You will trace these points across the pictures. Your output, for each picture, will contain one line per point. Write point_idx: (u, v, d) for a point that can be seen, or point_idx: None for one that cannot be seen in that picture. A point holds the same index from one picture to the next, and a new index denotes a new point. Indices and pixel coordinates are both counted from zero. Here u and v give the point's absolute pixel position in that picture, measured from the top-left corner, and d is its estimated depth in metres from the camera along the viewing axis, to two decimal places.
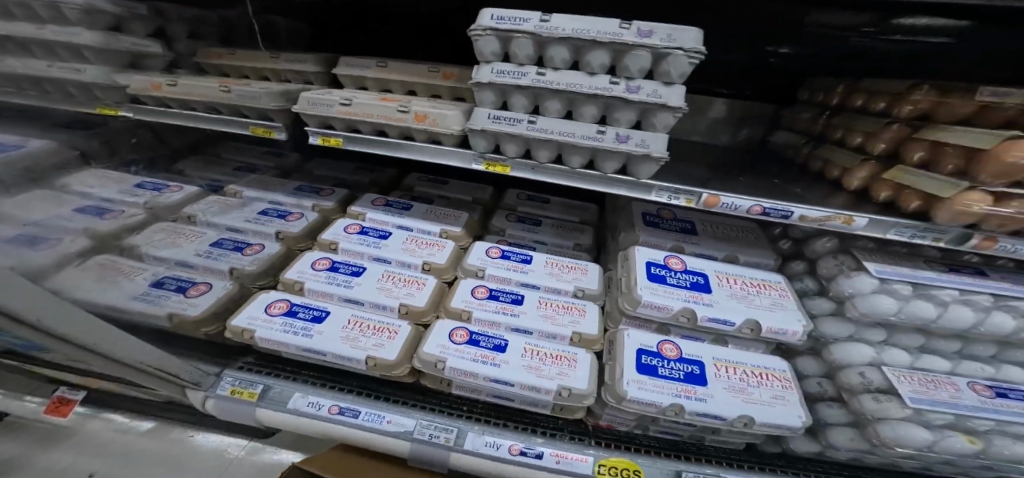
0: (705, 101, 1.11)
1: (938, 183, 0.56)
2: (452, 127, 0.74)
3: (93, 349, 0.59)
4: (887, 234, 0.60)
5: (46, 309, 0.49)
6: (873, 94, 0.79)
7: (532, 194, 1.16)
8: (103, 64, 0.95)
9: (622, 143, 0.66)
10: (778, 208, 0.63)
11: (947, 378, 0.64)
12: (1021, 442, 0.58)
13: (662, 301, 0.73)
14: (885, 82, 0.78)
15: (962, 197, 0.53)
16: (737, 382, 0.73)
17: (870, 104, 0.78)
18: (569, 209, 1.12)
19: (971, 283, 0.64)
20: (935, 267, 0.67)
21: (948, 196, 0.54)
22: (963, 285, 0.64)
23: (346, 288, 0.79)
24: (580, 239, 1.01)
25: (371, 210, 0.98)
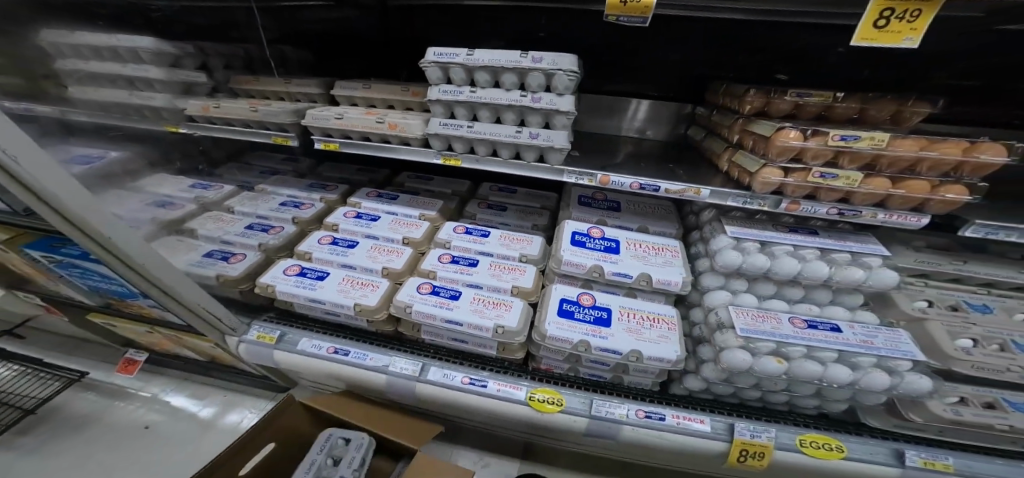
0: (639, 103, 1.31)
1: (752, 162, 0.76)
2: (415, 132, 0.99)
3: (164, 287, 0.87)
4: (728, 202, 0.77)
5: (142, 253, 0.80)
6: (731, 97, 0.95)
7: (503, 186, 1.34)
8: (167, 93, 1.27)
9: (534, 139, 0.88)
10: (649, 184, 0.82)
11: (775, 314, 0.77)
12: (824, 365, 0.71)
13: (578, 259, 0.86)
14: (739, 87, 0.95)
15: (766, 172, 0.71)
16: (634, 325, 0.88)
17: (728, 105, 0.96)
18: (533, 197, 1.29)
19: (802, 240, 0.78)
20: (777, 228, 0.81)
21: (755, 172, 0.72)
22: (796, 241, 0.77)
23: (341, 255, 1.05)
24: (537, 220, 1.18)
25: (366, 199, 1.23)
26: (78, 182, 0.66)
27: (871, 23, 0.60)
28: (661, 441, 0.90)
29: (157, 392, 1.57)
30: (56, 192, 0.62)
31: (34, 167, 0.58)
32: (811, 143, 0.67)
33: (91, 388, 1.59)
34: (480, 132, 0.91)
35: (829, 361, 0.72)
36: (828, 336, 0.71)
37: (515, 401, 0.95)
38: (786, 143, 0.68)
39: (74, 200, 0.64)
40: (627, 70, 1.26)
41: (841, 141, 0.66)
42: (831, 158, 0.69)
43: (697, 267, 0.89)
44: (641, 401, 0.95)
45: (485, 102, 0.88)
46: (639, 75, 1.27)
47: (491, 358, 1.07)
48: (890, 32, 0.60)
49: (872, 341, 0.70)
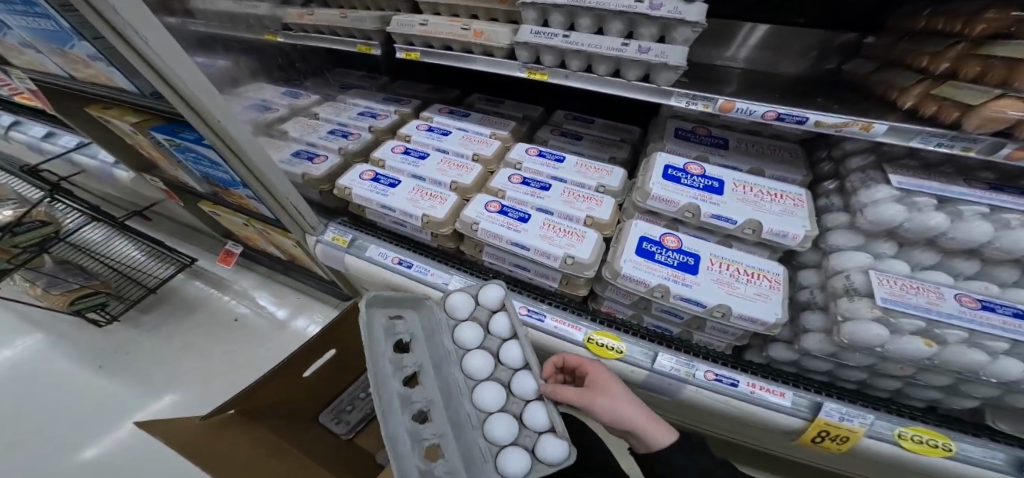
0: (771, 31, 1.05)
1: (977, 93, 0.56)
2: (501, 41, 0.90)
3: (269, 184, 0.93)
4: (910, 142, 0.60)
5: (254, 150, 0.84)
6: (955, 16, 0.71)
7: (579, 114, 1.22)
8: (269, 3, 1.28)
9: (643, 54, 0.73)
10: (792, 114, 0.65)
11: (936, 288, 0.64)
12: (990, 354, 0.59)
13: (671, 195, 0.75)
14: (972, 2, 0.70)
15: (996, 104, 0.51)
16: (726, 276, 0.77)
17: (948, 26, 0.71)
18: (612, 129, 1.15)
19: (1007, 201, 0.60)
20: (971, 184, 0.62)
21: (980, 103, 0.53)
22: (995, 202, 0.60)
23: (412, 166, 1.03)
24: (616, 153, 1.06)
25: (439, 115, 1.19)
26: (201, 70, 0.66)
27: None
28: (729, 408, 0.82)
29: (248, 286, 1.79)
30: (192, 86, 0.65)
31: (162, 52, 0.59)
32: None
33: (198, 276, 1.84)
34: (576, 44, 0.78)
35: (997, 350, 0.60)
36: (1009, 323, 0.58)
37: (571, 340, 0.91)
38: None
39: (206, 95, 0.68)
40: None
41: None
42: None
43: (825, 222, 0.77)
44: (714, 363, 0.86)
45: (591, 7, 0.75)
46: None
47: (551, 292, 1.03)
48: None
49: None
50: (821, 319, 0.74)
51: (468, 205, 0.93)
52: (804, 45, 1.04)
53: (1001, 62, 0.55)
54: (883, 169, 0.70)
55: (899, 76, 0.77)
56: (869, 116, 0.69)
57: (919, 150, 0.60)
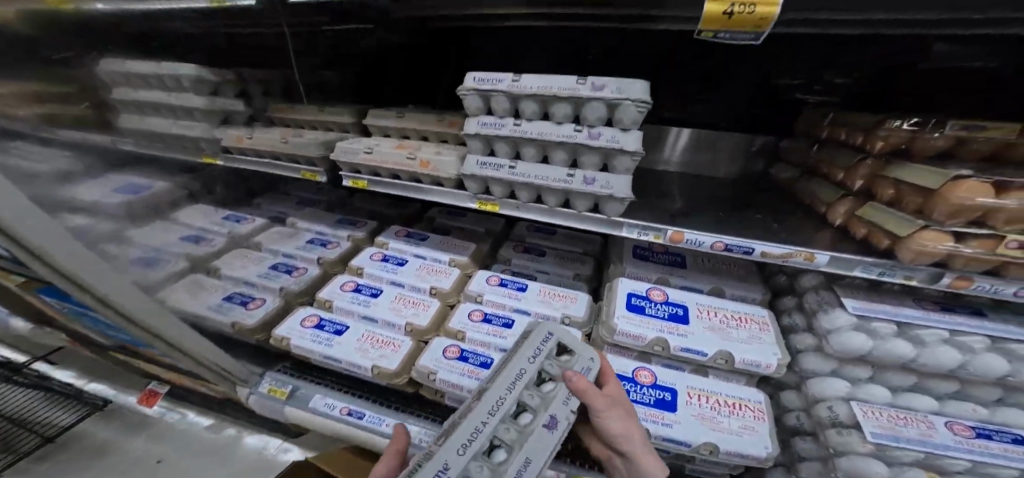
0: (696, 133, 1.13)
1: (895, 218, 0.58)
2: (450, 172, 0.84)
3: (160, 336, 0.77)
4: (855, 271, 0.60)
5: (136, 302, 0.69)
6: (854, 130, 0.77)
7: (540, 224, 1.21)
8: (205, 121, 1.16)
9: (589, 186, 0.73)
10: (739, 244, 0.65)
11: (924, 416, 0.61)
12: None
13: (638, 330, 0.70)
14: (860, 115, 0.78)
15: (918, 235, 0.53)
16: (708, 410, 0.71)
17: (851, 139, 0.77)
18: (574, 240, 1.15)
19: (964, 324, 0.62)
20: (922, 305, 0.65)
21: (903, 235, 0.55)
22: (952, 326, 0.61)
23: (362, 306, 0.94)
24: (579, 270, 1.03)
25: (394, 239, 1.13)
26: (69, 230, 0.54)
27: None
28: None
29: None
30: (53, 250, 0.52)
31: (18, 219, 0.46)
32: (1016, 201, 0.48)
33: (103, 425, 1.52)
34: (523, 175, 0.76)
35: None
36: (1013, 452, 0.55)
37: None
38: (964, 201, 0.49)
39: (72, 258, 0.55)
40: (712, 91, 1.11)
41: None
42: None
43: (792, 344, 0.75)
44: None
45: (532, 138, 0.73)
46: (713, 101, 1.12)
47: None
48: None
49: None
50: (815, 448, 0.70)
51: (425, 348, 0.84)
52: (737, 149, 1.11)
53: (908, 190, 0.59)
54: (835, 287, 0.72)
55: (825, 187, 0.82)
56: (816, 238, 0.69)
57: (863, 277, 0.61)
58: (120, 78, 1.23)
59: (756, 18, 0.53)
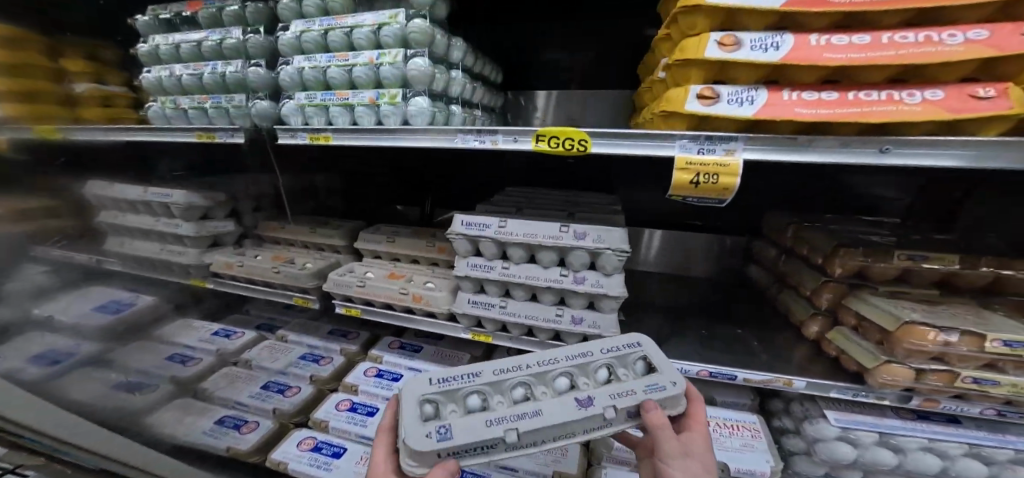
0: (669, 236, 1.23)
1: (863, 351, 0.70)
2: (440, 307, 0.90)
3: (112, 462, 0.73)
4: (831, 393, 0.71)
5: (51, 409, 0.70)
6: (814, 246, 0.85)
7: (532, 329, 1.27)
8: (196, 247, 1.13)
9: (577, 323, 0.81)
10: (722, 372, 0.73)
11: None
12: None
13: None
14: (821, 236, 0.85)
15: (885, 368, 0.66)
16: None
17: (812, 257, 0.86)
18: None
19: (943, 431, 0.70)
20: (902, 414, 0.74)
21: (872, 367, 0.67)
22: (932, 434, 0.70)
23: (358, 425, 0.96)
24: None
25: (388, 352, 1.15)
26: None
27: None
28: None
29: None
30: None
31: None
32: (959, 345, 0.62)
33: None
34: (515, 314, 0.84)
35: None
36: None
37: None
38: (918, 345, 0.63)
39: None
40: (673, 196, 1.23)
41: (1005, 346, 0.60)
42: (990, 362, 0.63)
43: (786, 447, 0.81)
44: None
45: (521, 281, 0.81)
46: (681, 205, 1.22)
47: None
48: None
49: None
50: None
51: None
52: (711, 246, 1.22)
53: (870, 324, 0.72)
54: (817, 399, 0.80)
55: (796, 300, 0.92)
56: (801, 360, 0.79)
57: (841, 397, 0.71)
58: (110, 203, 1.24)
59: (720, 186, 0.61)
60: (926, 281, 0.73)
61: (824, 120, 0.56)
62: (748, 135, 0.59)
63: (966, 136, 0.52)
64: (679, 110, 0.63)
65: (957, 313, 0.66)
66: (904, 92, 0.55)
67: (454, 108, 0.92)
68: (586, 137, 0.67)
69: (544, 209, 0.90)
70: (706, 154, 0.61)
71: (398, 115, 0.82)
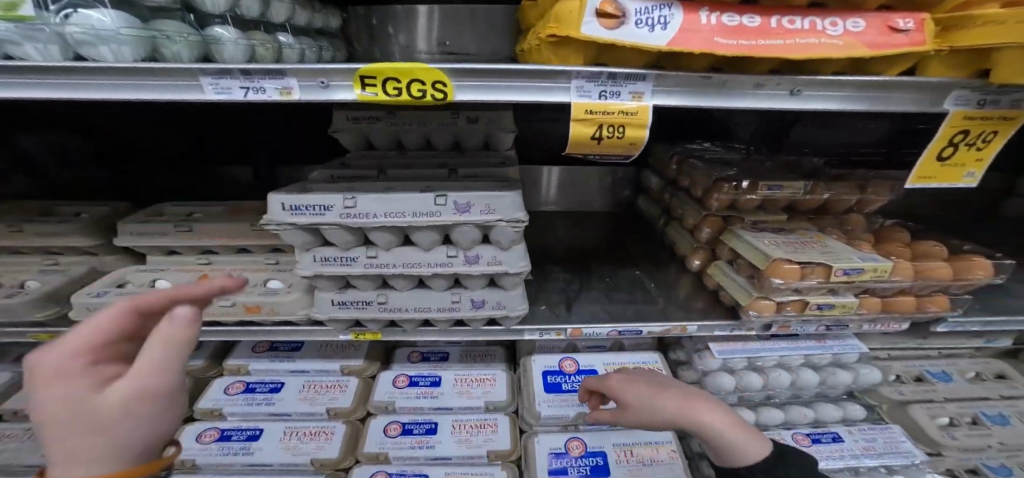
0: (570, 172, 1.13)
1: (738, 287, 0.71)
2: (295, 312, 0.70)
3: None
4: (713, 331, 0.73)
5: None
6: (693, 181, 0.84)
7: None
8: None
9: (478, 308, 0.67)
10: (630, 330, 0.71)
11: (778, 432, 0.80)
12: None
13: (559, 411, 0.83)
14: (700, 170, 0.83)
15: (752, 305, 0.67)
16: (635, 465, 0.86)
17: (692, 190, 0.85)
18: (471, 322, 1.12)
19: (806, 346, 0.82)
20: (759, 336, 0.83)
21: (744, 303, 0.68)
22: (785, 352, 0.80)
23: (244, 456, 0.78)
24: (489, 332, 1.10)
25: (252, 359, 0.93)
26: None
27: (937, 155, 0.53)
28: None
29: None
30: None
31: None
32: (813, 278, 0.64)
33: None
34: (402, 309, 0.68)
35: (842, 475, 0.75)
36: (834, 452, 0.76)
37: None
38: (779, 282, 0.63)
39: None
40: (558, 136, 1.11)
41: (845, 275, 0.62)
42: (828, 289, 0.67)
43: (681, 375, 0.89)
44: None
45: (394, 270, 0.63)
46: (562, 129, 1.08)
47: None
48: (954, 166, 0.54)
49: (873, 446, 0.78)
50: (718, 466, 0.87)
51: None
52: (601, 182, 1.15)
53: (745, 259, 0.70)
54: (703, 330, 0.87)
55: (679, 235, 0.89)
56: (688, 292, 0.81)
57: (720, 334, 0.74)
58: None
59: (627, 141, 0.48)
60: (777, 206, 0.77)
61: (739, 51, 0.43)
62: (659, 73, 0.45)
63: (876, 76, 0.46)
64: (574, 35, 0.44)
65: (810, 243, 0.69)
66: (827, 21, 0.44)
67: (214, 28, 0.51)
68: (443, 79, 0.44)
69: (417, 171, 0.71)
70: (610, 99, 0.46)
71: (50, 42, 0.42)
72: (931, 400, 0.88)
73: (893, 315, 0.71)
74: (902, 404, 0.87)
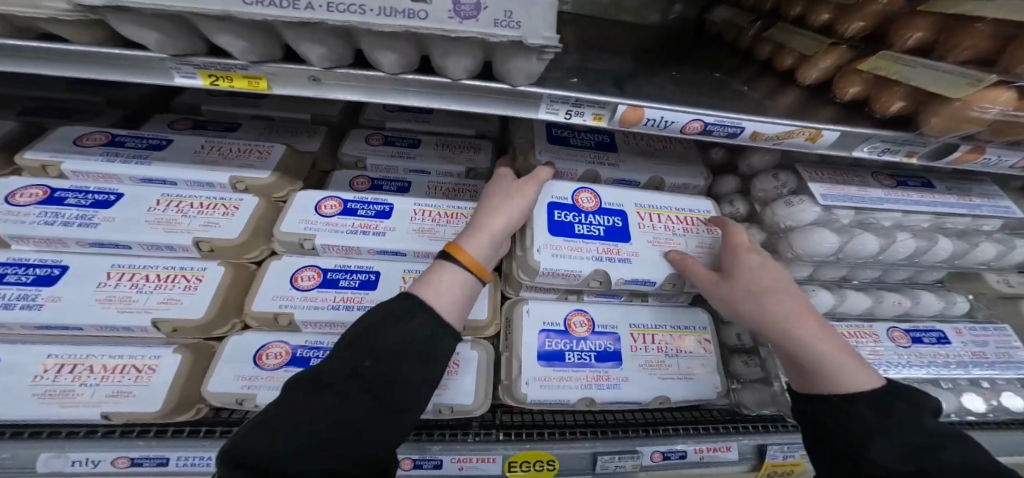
0: None
1: (932, 77, 0.37)
2: (42, 6, 0.29)
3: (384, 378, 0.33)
4: (856, 150, 0.44)
5: None
6: None
7: (391, 135, 0.80)
8: None
9: (465, 20, 0.32)
10: (723, 124, 0.43)
11: (867, 325, 0.55)
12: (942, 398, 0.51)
13: (568, 267, 0.56)
14: None
15: (980, 96, 0.34)
16: (655, 354, 0.62)
17: None
18: (449, 155, 0.79)
19: (952, 203, 0.53)
20: (883, 183, 0.55)
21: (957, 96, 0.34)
22: (912, 206, 0.52)
23: (26, 312, 0.46)
24: (474, 162, 0.79)
25: (68, 156, 0.57)
26: None
27: None
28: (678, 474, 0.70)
29: None
30: None
31: None
32: None
33: None
34: (297, 3, 0.29)
35: (951, 389, 0.53)
36: (938, 356, 0.53)
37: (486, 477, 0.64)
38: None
39: None
40: None
41: None
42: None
43: None
44: (646, 435, 0.68)
45: None
46: None
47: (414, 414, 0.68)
48: None
49: (983, 352, 0.55)
50: (757, 367, 0.65)
51: (221, 349, 0.49)
52: None
53: (986, 21, 0.35)
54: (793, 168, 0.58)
55: (794, 36, 0.58)
56: (797, 107, 0.51)
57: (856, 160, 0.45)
58: None
59: None
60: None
61: None
62: None
63: None
64: None
65: None
66: None
67: None
68: None
69: None
70: None
71: None
72: None
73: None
74: (1009, 300, 0.63)
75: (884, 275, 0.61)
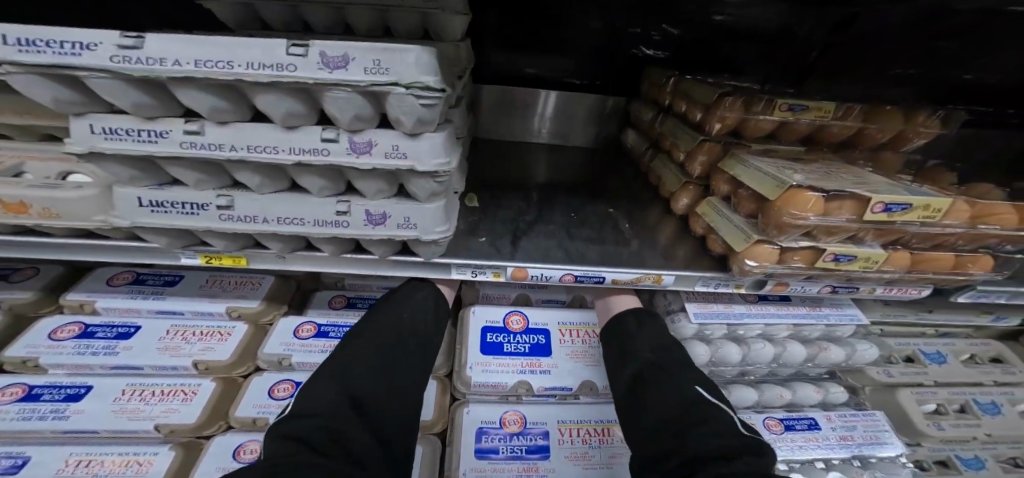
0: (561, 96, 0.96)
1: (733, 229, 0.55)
2: (92, 219, 0.53)
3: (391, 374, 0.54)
4: (695, 286, 0.59)
5: None
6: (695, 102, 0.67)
7: None
8: None
9: (373, 225, 0.53)
10: (589, 275, 0.57)
11: (749, 417, 0.66)
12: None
13: (495, 379, 0.68)
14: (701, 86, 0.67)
15: (751, 252, 0.52)
16: (580, 446, 0.70)
17: (690, 113, 0.68)
18: None
19: (802, 316, 0.65)
20: (746, 298, 0.67)
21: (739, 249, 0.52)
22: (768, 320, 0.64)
23: (55, 421, 0.60)
24: None
25: (102, 296, 0.74)
26: None
27: None
28: None
29: None
30: None
31: None
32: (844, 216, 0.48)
33: None
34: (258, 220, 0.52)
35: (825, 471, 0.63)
36: (810, 440, 0.63)
37: None
38: (795, 217, 0.47)
39: None
40: (544, 48, 0.91)
41: (884, 212, 0.47)
42: (854, 231, 0.50)
43: None
44: None
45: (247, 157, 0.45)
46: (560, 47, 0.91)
47: None
48: None
49: (851, 436, 0.65)
50: None
51: (207, 444, 0.60)
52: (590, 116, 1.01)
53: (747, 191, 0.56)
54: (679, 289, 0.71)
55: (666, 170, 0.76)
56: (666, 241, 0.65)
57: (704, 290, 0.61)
58: None
59: None
60: (793, 136, 0.61)
61: None
62: None
63: None
64: None
65: (826, 173, 0.53)
66: None
67: None
68: None
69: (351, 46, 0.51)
70: None
71: None
72: (920, 386, 0.74)
73: (925, 273, 0.55)
74: (889, 388, 0.73)
75: (771, 370, 0.72)
